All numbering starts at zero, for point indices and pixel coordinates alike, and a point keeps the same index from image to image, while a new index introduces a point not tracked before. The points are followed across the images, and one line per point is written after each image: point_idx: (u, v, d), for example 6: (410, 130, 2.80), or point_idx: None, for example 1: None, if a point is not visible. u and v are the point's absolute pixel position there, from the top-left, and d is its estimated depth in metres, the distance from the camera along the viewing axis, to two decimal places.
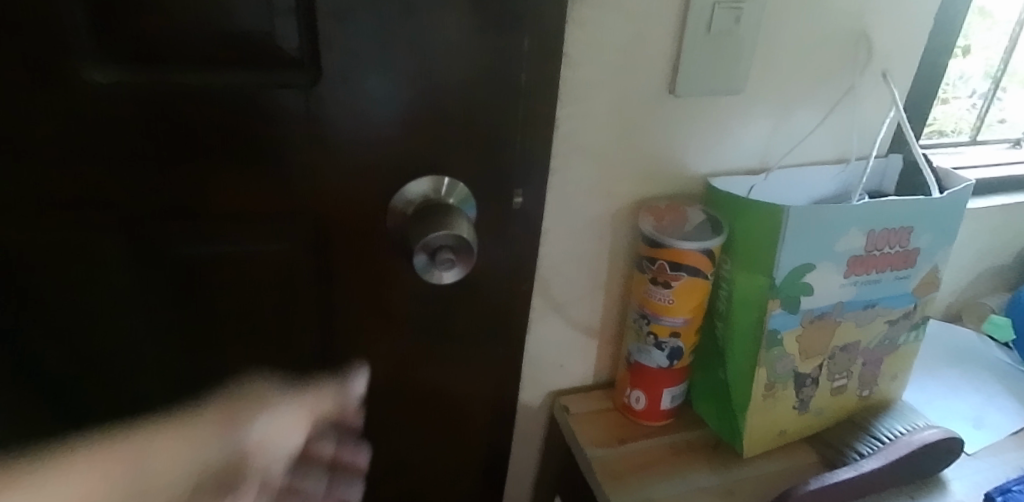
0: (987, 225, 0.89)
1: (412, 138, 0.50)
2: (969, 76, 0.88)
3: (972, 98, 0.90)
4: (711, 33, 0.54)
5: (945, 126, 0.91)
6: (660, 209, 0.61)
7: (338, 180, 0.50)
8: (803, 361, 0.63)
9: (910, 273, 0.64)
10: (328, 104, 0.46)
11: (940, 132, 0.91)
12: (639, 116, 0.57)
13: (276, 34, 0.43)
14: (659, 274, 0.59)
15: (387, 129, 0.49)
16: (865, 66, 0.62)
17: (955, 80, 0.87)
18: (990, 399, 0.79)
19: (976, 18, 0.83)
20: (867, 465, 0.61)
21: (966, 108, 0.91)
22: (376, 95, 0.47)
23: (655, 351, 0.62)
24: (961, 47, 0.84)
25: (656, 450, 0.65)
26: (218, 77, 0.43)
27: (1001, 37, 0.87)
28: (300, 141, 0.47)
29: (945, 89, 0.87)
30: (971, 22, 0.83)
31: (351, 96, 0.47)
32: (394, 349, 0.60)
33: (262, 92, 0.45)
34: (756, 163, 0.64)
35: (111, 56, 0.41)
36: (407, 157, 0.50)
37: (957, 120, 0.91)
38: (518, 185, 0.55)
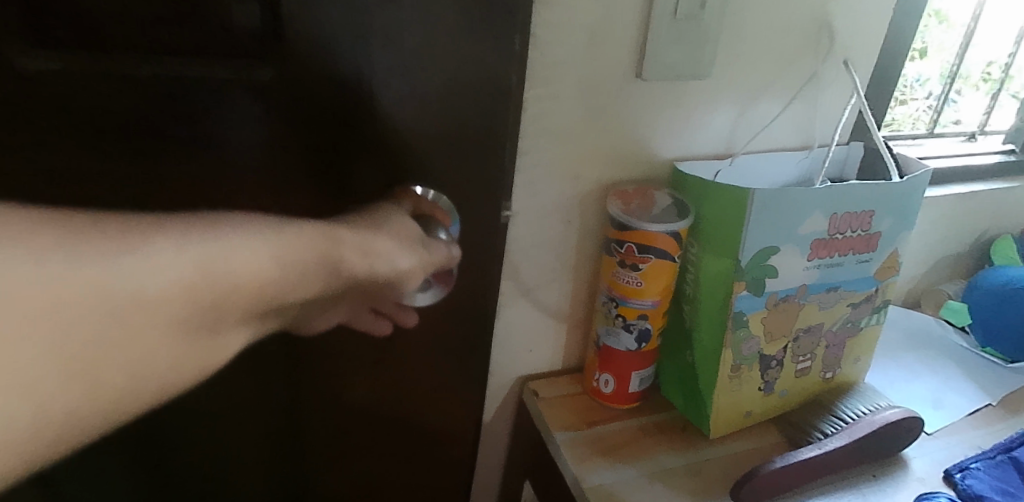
0: (942, 214, 0.91)
1: (373, 135, 0.51)
2: (925, 80, 0.91)
3: (929, 98, 0.93)
4: (677, 17, 0.54)
5: (903, 125, 0.93)
6: (627, 192, 0.61)
7: (304, 194, 0.51)
8: (768, 343, 0.64)
9: (872, 256, 0.65)
10: (287, 106, 0.47)
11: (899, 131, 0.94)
12: (607, 100, 0.57)
13: (239, 30, 0.43)
14: (627, 257, 0.59)
15: (343, 129, 0.50)
16: (827, 54, 0.63)
17: (911, 82, 0.89)
18: (948, 381, 0.81)
19: (931, 21, 0.85)
20: (832, 443, 0.62)
21: (923, 108, 0.93)
22: (338, 95, 0.48)
23: (624, 333, 0.63)
24: (918, 49, 0.86)
25: (625, 433, 0.65)
26: (173, 73, 0.43)
27: (956, 37, 0.89)
28: (257, 144, 0.48)
29: (903, 91, 0.89)
30: (926, 25, 0.85)
31: (311, 96, 0.48)
32: (360, 351, 0.59)
33: (224, 91, 0.45)
34: (721, 147, 0.64)
35: (46, 42, 0.40)
36: (362, 159, 0.51)
37: (915, 119, 0.94)
38: (490, 182, 0.56)
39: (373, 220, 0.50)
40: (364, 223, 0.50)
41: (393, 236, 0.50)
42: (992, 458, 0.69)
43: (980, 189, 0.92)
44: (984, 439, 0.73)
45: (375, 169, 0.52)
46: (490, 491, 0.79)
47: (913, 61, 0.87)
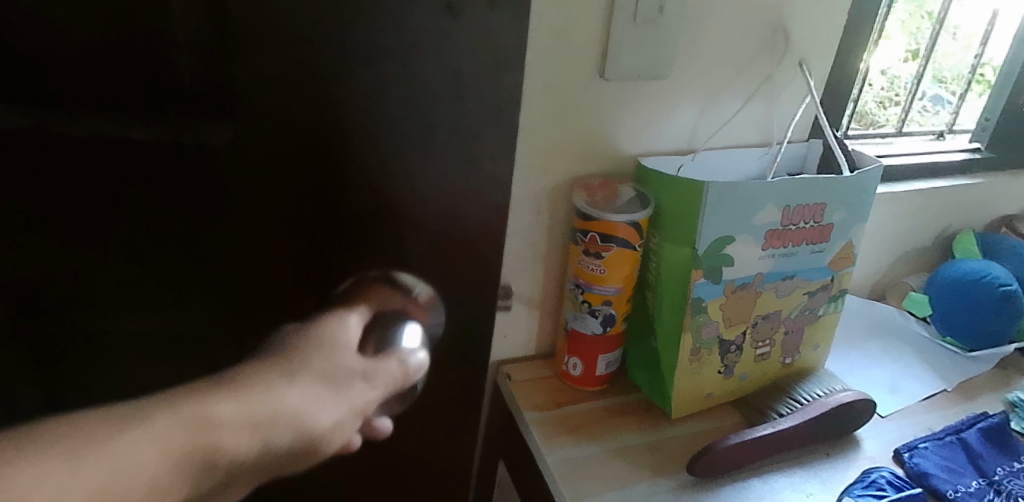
0: (904, 209, 0.95)
1: (347, 206, 0.41)
2: (919, 80, 0.96)
3: (905, 96, 0.96)
4: (637, 21, 0.58)
5: (884, 121, 0.96)
6: (593, 185, 0.65)
7: (267, 261, 0.41)
8: (726, 328, 0.68)
9: (825, 247, 0.69)
10: (244, 171, 0.38)
11: (878, 127, 0.96)
12: (571, 99, 0.61)
13: (181, 83, 0.34)
14: (590, 245, 0.63)
15: (311, 199, 0.41)
16: (783, 56, 0.67)
17: (905, 83, 0.94)
18: (906, 368, 0.85)
19: (926, 23, 0.90)
20: (785, 423, 0.66)
21: (900, 105, 0.96)
22: (312, 162, 0.39)
23: (590, 318, 0.66)
24: (911, 51, 0.92)
25: (591, 413, 0.69)
26: (79, 127, 0.33)
27: (928, 35, 0.91)
28: (188, 207, 0.38)
29: (896, 92, 0.94)
30: (921, 26, 0.90)
31: (270, 157, 0.38)
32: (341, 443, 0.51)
33: (149, 149, 0.35)
34: (684, 144, 0.68)
35: None
36: (334, 239, 0.42)
37: (891, 114, 0.96)
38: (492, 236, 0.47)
39: (288, 362, 0.37)
40: (276, 369, 0.36)
41: (314, 381, 0.36)
42: (940, 439, 0.73)
43: (941, 186, 0.96)
44: (935, 422, 0.77)
45: (357, 239, 0.43)
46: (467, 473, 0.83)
47: (906, 63, 0.92)
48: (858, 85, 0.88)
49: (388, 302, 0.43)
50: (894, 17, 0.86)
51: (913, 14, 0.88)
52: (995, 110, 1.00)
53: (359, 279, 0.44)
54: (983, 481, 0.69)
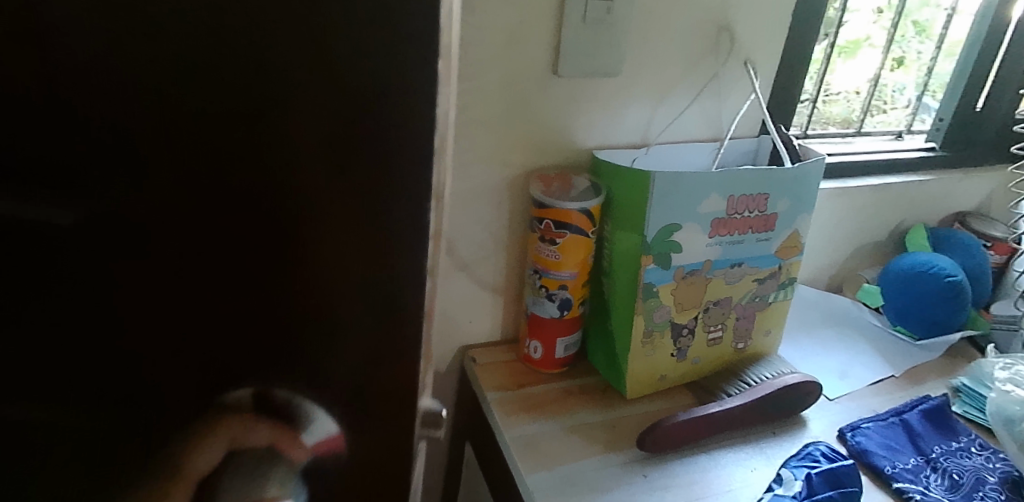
0: (858, 205, 0.99)
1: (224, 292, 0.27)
2: (904, 88, 1.03)
3: (863, 96, 1.01)
4: (586, 20, 0.62)
5: (843, 121, 1.01)
6: (549, 177, 0.69)
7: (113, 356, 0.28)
8: (678, 312, 0.72)
9: (771, 235, 0.73)
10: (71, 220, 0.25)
11: (838, 126, 1.02)
12: (527, 94, 0.65)
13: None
14: (546, 232, 0.67)
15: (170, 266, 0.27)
16: (728, 55, 0.71)
17: (893, 91, 1.03)
18: (857, 355, 0.89)
19: (912, 30, 0.98)
20: (732, 401, 0.70)
21: (858, 104, 1.01)
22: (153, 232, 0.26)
23: (547, 302, 0.70)
24: (895, 59, 0.99)
25: (551, 393, 0.73)
26: None
27: (886, 34, 0.96)
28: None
29: (884, 99, 1.03)
30: (907, 34, 0.98)
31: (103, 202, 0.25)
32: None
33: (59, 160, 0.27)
34: (637, 139, 0.72)
35: None
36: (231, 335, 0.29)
37: (851, 113, 1.01)
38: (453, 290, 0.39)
39: None
40: None
41: None
42: (883, 420, 0.77)
43: (893, 182, 1.00)
44: (880, 404, 0.81)
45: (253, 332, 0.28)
46: (438, 454, 0.87)
47: (891, 70, 1.00)
48: (824, 95, 0.97)
49: (244, 439, 0.29)
50: (855, 30, 0.94)
51: (897, 24, 0.96)
52: (949, 110, 1.04)
53: (248, 401, 0.30)
54: (920, 459, 0.72)
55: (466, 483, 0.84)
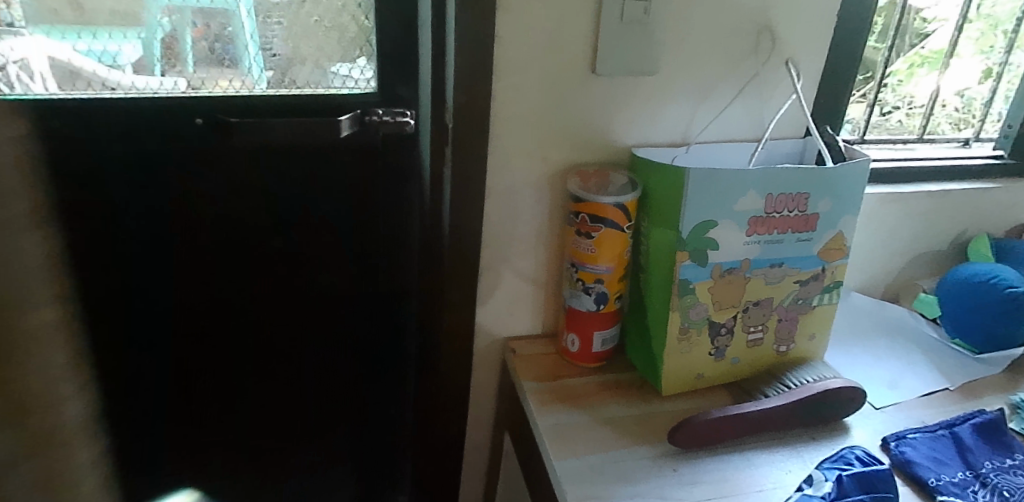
0: (916, 212, 0.96)
1: None
2: (995, 100, 1.01)
3: (925, 103, 0.98)
4: (623, 20, 0.64)
5: (902, 128, 0.99)
6: (588, 173, 0.71)
7: None
8: (716, 311, 0.72)
9: (812, 236, 0.72)
10: None
11: (897, 133, 0.99)
12: (566, 92, 0.67)
13: None
14: (582, 226, 0.68)
15: None
16: (769, 55, 0.71)
17: (982, 105, 1.01)
18: (909, 366, 0.87)
19: (1001, 41, 0.96)
20: (769, 402, 0.70)
21: (920, 112, 0.99)
22: None
23: (584, 295, 0.71)
24: (984, 71, 0.98)
25: (586, 386, 0.74)
26: None
27: (951, 39, 0.94)
28: None
29: (972, 114, 1.01)
30: (995, 46, 0.96)
31: None
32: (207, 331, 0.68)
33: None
34: (678, 137, 0.73)
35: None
36: None
37: (912, 119, 0.99)
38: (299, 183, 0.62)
39: None
40: None
41: None
42: (932, 431, 0.74)
43: (954, 189, 0.96)
44: (931, 416, 0.78)
45: None
46: (481, 448, 0.89)
47: (975, 84, 0.99)
48: (908, 107, 0.97)
49: None
50: (940, 40, 0.93)
51: (986, 33, 0.95)
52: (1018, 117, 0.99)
53: None
54: (969, 474, 0.70)
55: (505, 475, 0.86)
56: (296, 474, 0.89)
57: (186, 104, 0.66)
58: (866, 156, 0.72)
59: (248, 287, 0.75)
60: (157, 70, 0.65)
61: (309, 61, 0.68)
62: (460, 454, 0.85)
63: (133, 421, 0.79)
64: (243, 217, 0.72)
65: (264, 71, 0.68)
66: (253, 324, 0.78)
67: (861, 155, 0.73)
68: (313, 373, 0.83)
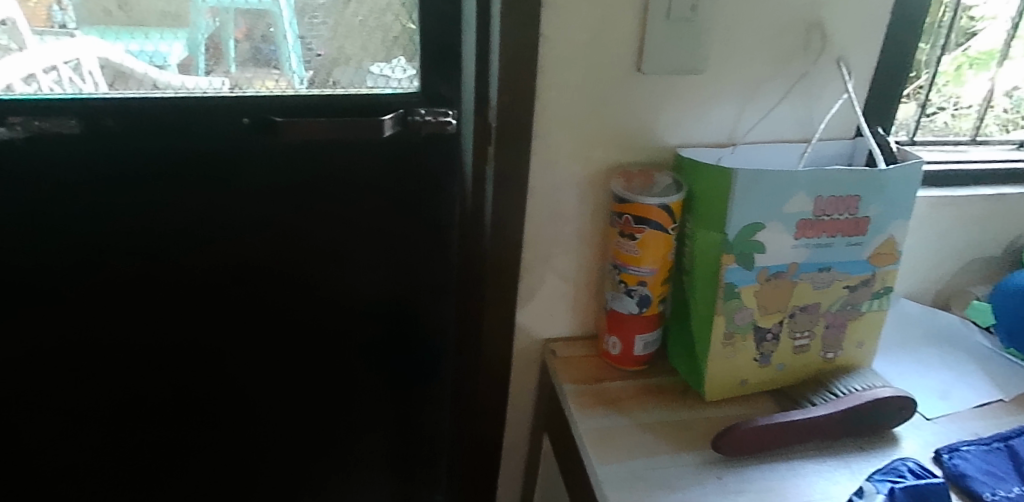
0: (969, 216, 0.93)
1: None
2: None
3: (977, 105, 0.95)
4: (670, 18, 0.63)
5: (951, 129, 0.96)
6: (632, 173, 0.70)
7: None
8: (762, 316, 0.70)
9: (862, 240, 0.70)
10: None
11: (946, 135, 0.96)
12: (610, 91, 0.66)
13: None
14: (625, 227, 0.67)
15: None
16: (820, 54, 0.70)
17: None
18: (961, 375, 0.84)
19: None
20: (816, 411, 0.68)
21: (970, 113, 0.96)
22: None
23: (626, 298, 0.70)
24: None
25: (627, 390, 0.73)
26: None
27: (1002, 39, 0.91)
28: None
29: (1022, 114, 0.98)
30: None
31: None
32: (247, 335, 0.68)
33: None
34: (724, 137, 0.72)
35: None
36: None
37: (962, 121, 0.96)
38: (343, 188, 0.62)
39: None
40: None
41: None
42: (986, 444, 0.71)
43: (1010, 193, 0.92)
44: (986, 428, 0.75)
45: None
46: (518, 449, 0.89)
47: None
48: (954, 108, 0.94)
49: None
50: (990, 40, 0.91)
51: None
52: None
53: None
54: None
55: (543, 477, 0.85)
56: (332, 471, 0.89)
57: (231, 104, 0.67)
58: (920, 158, 0.69)
59: (288, 286, 0.76)
60: (203, 69, 0.66)
61: (346, 60, 0.69)
62: (496, 453, 0.85)
63: (178, 416, 0.80)
64: (285, 217, 0.72)
65: (305, 70, 0.68)
66: (293, 323, 0.78)
67: (915, 157, 0.71)
68: (351, 372, 0.83)
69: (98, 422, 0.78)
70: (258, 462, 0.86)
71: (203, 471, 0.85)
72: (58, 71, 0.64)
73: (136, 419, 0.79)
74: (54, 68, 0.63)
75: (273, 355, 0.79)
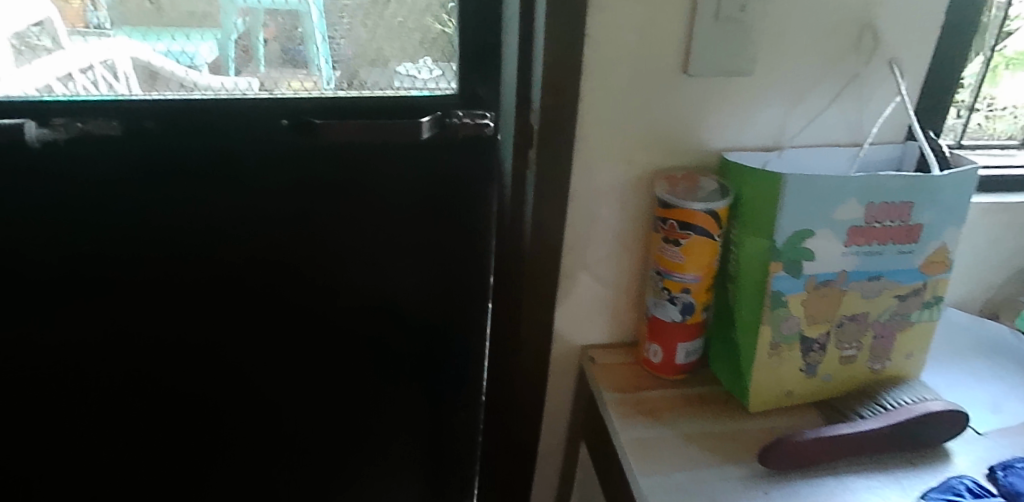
0: (1019, 223, 0.90)
1: None
2: None
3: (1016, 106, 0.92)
4: (719, 19, 0.61)
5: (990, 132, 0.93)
6: (676, 177, 0.68)
7: None
8: (809, 326, 0.68)
9: (914, 248, 0.68)
10: None
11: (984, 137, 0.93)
12: (655, 94, 0.65)
13: None
14: (670, 233, 0.66)
15: None
16: (871, 56, 0.67)
17: None
18: (1013, 388, 0.80)
19: None
20: (866, 424, 0.65)
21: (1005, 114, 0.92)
22: None
23: (669, 305, 0.69)
24: None
25: (668, 400, 0.71)
26: None
27: None
28: None
29: None
30: None
31: None
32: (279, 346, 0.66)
33: None
34: (770, 141, 0.70)
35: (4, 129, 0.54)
36: None
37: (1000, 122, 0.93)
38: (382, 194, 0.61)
39: None
40: None
41: None
42: None
43: None
44: None
45: None
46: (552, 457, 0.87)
47: None
48: (987, 110, 0.91)
49: None
50: None
51: None
52: None
53: None
54: None
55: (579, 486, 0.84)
56: (364, 477, 0.89)
57: (270, 106, 0.68)
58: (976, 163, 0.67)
59: (323, 292, 0.74)
60: (232, 70, 0.68)
61: (373, 59, 0.70)
62: None
63: (213, 419, 0.80)
64: None
65: (333, 71, 0.70)
66: (326, 331, 0.76)
67: (969, 162, 0.68)
68: (382, 381, 0.81)
69: (132, 425, 0.78)
70: (292, 467, 0.86)
71: (238, 474, 0.84)
72: (93, 70, 0.67)
73: (171, 422, 0.79)
74: (91, 67, 0.66)
75: (306, 363, 0.78)
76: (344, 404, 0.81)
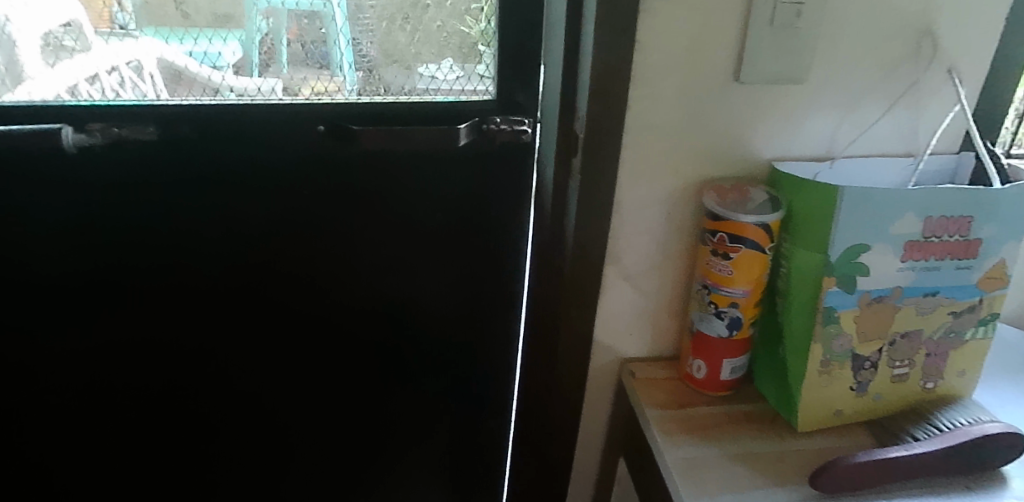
0: None
1: None
2: None
3: None
4: (773, 24, 0.59)
5: None
6: (724, 188, 0.66)
7: None
8: (861, 344, 0.65)
9: (972, 263, 0.65)
10: None
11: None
12: (704, 101, 0.63)
13: None
14: (719, 246, 0.63)
15: None
16: (929, 63, 0.65)
17: None
18: None
19: None
20: (921, 447, 0.62)
21: None
22: None
23: (716, 320, 0.66)
24: None
25: (712, 417, 0.69)
26: None
27: None
28: None
29: None
30: None
31: None
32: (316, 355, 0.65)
33: None
34: (821, 151, 0.67)
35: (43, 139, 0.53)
36: None
37: None
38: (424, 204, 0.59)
39: None
40: None
41: None
42: None
43: None
44: None
45: None
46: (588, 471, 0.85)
47: None
48: None
49: None
50: None
51: None
52: None
53: None
54: None
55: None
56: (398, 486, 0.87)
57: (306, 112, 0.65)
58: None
59: (355, 301, 0.72)
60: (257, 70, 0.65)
61: (405, 62, 0.66)
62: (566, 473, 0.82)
63: (248, 426, 0.79)
64: None
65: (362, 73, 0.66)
66: (358, 340, 0.75)
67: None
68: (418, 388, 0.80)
69: (166, 429, 0.77)
70: (324, 474, 0.85)
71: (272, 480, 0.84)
72: (119, 71, 0.64)
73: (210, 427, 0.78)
74: (116, 68, 0.64)
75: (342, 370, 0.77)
76: (377, 412, 0.80)
